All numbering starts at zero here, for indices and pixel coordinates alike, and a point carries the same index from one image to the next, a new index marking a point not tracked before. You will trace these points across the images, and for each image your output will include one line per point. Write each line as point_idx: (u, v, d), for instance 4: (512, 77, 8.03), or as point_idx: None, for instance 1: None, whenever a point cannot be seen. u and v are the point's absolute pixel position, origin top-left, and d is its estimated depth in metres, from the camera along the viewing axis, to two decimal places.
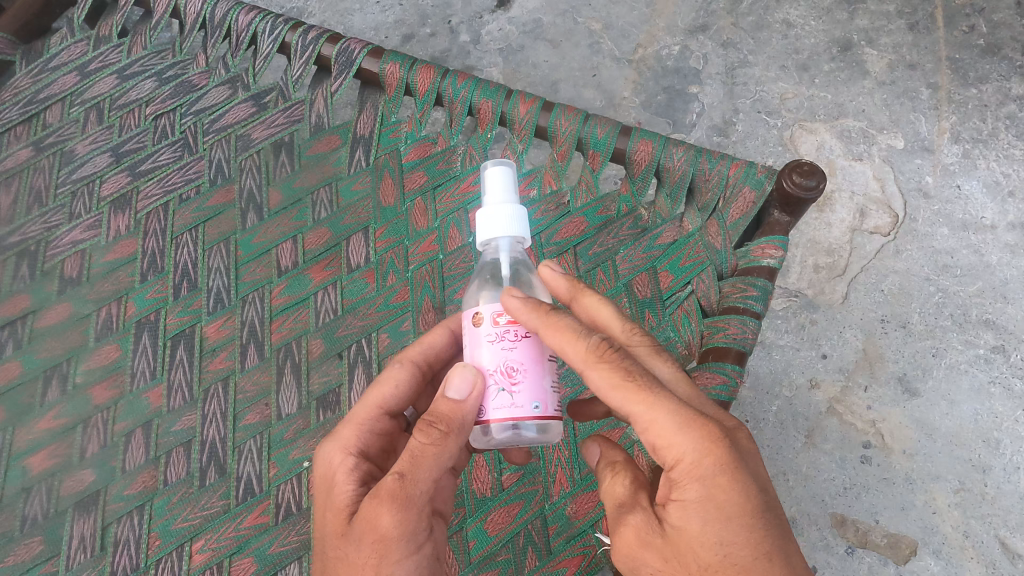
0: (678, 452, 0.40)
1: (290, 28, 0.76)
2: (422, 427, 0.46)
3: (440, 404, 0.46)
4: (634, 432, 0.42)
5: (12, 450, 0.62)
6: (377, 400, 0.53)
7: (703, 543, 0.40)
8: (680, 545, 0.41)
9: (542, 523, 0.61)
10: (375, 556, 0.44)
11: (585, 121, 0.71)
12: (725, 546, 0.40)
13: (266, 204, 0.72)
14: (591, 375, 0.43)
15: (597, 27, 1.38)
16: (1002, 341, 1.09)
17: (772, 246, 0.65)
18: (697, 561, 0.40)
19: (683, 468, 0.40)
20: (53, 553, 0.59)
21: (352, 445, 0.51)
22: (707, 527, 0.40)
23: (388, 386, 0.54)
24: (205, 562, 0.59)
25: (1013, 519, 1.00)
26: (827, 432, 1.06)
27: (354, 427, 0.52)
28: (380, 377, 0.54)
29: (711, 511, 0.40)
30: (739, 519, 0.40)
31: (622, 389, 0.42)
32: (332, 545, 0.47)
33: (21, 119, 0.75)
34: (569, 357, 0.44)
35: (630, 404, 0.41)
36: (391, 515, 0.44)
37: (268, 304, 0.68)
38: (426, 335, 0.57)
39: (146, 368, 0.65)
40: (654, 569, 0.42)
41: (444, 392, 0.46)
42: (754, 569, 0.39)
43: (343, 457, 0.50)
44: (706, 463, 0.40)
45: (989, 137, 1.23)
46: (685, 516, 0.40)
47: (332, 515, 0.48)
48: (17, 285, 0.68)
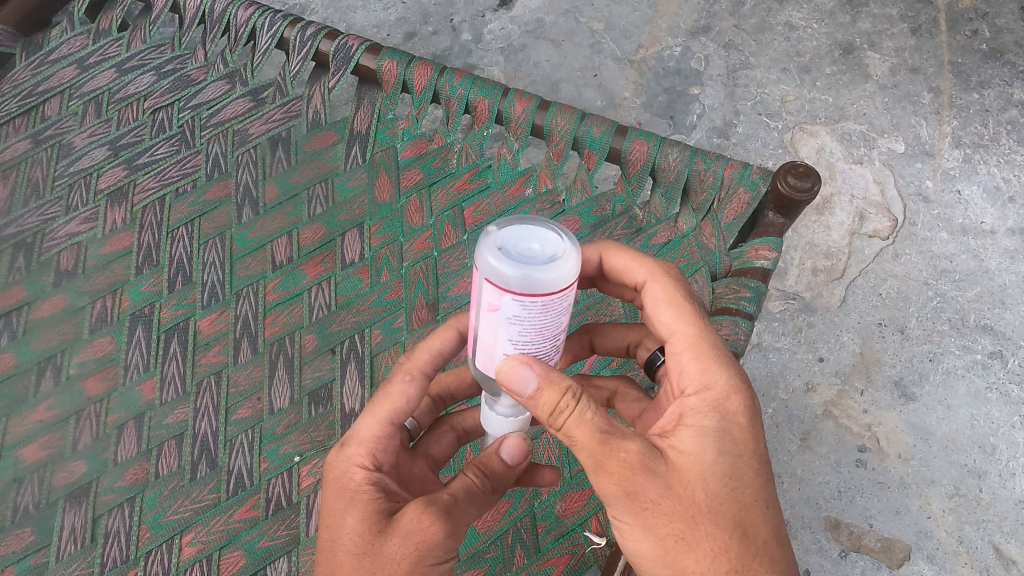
0: (710, 380, 0.46)
1: (289, 23, 0.76)
2: (477, 470, 0.48)
3: (494, 463, 0.48)
4: (674, 350, 0.47)
5: (5, 440, 0.62)
6: (389, 414, 0.48)
7: (712, 469, 0.44)
8: (689, 470, 0.44)
9: (531, 521, 0.61)
10: (415, 558, 0.44)
11: (581, 120, 0.70)
12: (731, 475, 0.44)
13: (262, 199, 0.72)
14: (655, 288, 0.50)
15: (599, 27, 1.38)
16: (999, 346, 1.09)
17: (766, 248, 0.65)
18: (702, 489, 0.43)
19: (713, 395, 0.45)
20: (43, 544, 0.59)
21: (369, 459, 0.47)
22: (720, 452, 0.44)
23: (400, 399, 0.48)
24: (194, 555, 0.59)
25: (1008, 525, 0.99)
26: (823, 435, 1.06)
27: (367, 444, 0.48)
28: (388, 390, 0.49)
29: (724, 442, 0.45)
30: (746, 455, 0.45)
31: (679, 309, 0.48)
32: (359, 549, 0.45)
33: (20, 111, 0.75)
34: (636, 269, 0.51)
35: (683, 323, 0.47)
36: (442, 527, 0.44)
37: (262, 299, 0.68)
38: (435, 340, 0.50)
39: (139, 361, 0.65)
40: (656, 498, 0.43)
41: (501, 451, 0.48)
42: (748, 504, 0.44)
43: (366, 471, 0.47)
44: (731, 400, 0.46)
45: (990, 142, 1.23)
46: (700, 443, 0.44)
47: (358, 521, 0.46)
48: (13, 276, 0.68)
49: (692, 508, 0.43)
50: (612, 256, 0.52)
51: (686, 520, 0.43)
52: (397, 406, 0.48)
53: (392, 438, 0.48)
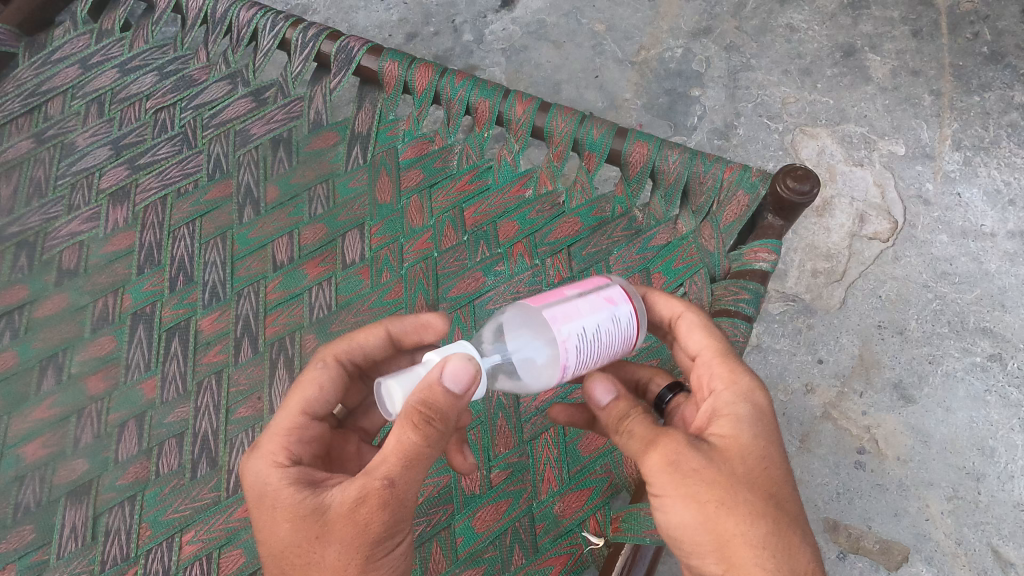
0: (737, 379, 0.49)
1: (291, 24, 0.76)
2: (415, 425, 0.44)
3: (440, 395, 0.44)
4: (703, 363, 0.51)
5: (8, 439, 0.63)
6: (300, 406, 0.52)
7: (747, 446, 0.45)
8: (729, 448, 0.45)
9: (529, 521, 0.61)
10: (361, 555, 0.45)
11: (581, 121, 0.71)
12: (763, 455, 0.45)
13: (263, 199, 0.72)
14: (687, 316, 0.53)
15: (600, 29, 1.38)
16: (999, 349, 1.09)
17: (764, 250, 0.65)
18: (741, 463, 0.44)
19: (742, 387, 0.48)
20: (44, 541, 0.59)
21: (284, 455, 0.49)
22: (755, 434, 0.46)
23: (311, 388, 0.53)
24: (194, 553, 0.59)
25: (1006, 528, 1.00)
26: (822, 437, 1.06)
27: (280, 438, 0.50)
28: (301, 380, 0.54)
29: (757, 426, 0.46)
30: (775, 442, 0.46)
31: (708, 330, 0.52)
32: (299, 554, 0.45)
33: (23, 110, 0.75)
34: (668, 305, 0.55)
35: (711, 339, 0.51)
36: (381, 518, 0.44)
37: (263, 299, 0.68)
38: (356, 335, 0.57)
39: (140, 360, 0.65)
40: (697, 468, 0.44)
41: (444, 381, 0.44)
42: (779, 483, 0.45)
43: (282, 471, 0.48)
44: (758, 396, 0.48)
45: (990, 145, 1.23)
46: (735, 425, 0.46)
47: (290, 526, 0.46)
48: (15, 275, 0.69)
49: (731, 478, 0.44)
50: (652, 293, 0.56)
51: (726, 488, 0.43)
52: (308, 394, 0.53)
53: (306, 428, 0.52)
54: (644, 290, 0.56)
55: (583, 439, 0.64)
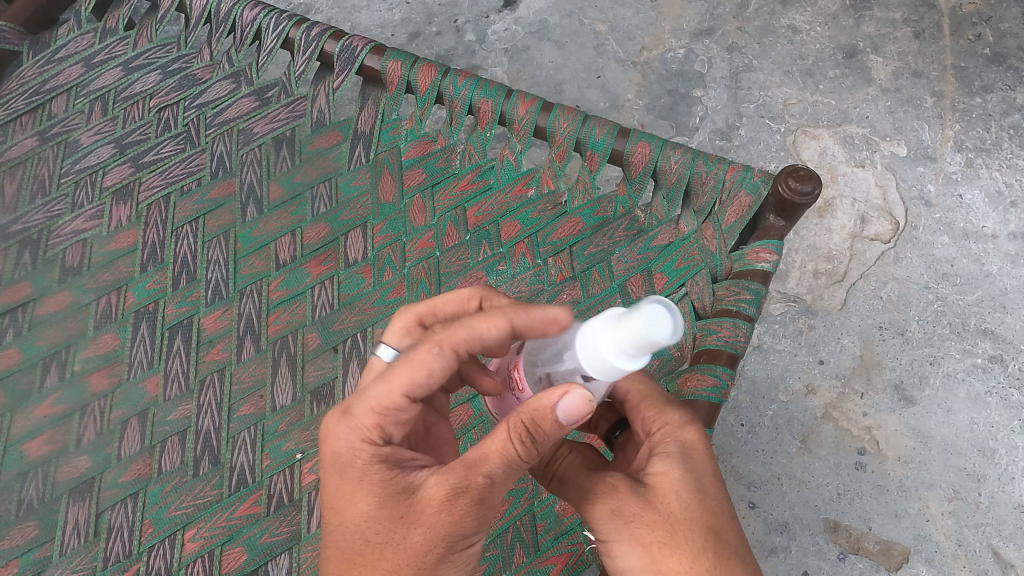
0: (666, 417, 0.49)
1: (294, 24, 0.76)
2: (521, 437, 0.43)
3: (549, 420, 0.42)
4: (632, 403, 0.50)
5: (11, 435, 0.63)
6: (403, 386, 0.48)
7: (680, 484, 0.46)
8: (663, 488, 0.46)
9: (531, 520, 0.61)
10: (443, 545, 0.45)
11: (584, 122, 0.71)
12: (697, 489, 0.46)
13: (266, 198, 0.72)
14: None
15: (603, 29, 1.38)
16: (1000, 350, 1.09)
17: (766, 250, 0.66)
18: (676, 501, 0.45)
19: (671, 426, 0.48)
20: (47, 538, 0.59)
21: (378, 433, 0.48)
22: (687, 470, 0.47)
23: (420, 370, 0.48)
24: (196, 550, 0.60)
25: (1006, 529, 1.00)
26: (823, 438, 1.06)
27: (375, 416, 0.48)
28: (411, 358, 0.48)
29: (689, 462, 0.47)
30: (709, 473, 0.47)
31: (631, 367, 0.51)
32: (381, 533, 0.46)
33: (27, 108, 0.76)
34: None
35: (636, 376, 0.50)
36: (471, 514, 0.45)
37: (265, 297, 0.68)
38: (438, 299, 0.54)
39: (143, 358, 0.66)
40: (636, 513, 0.45)
41: (557, 407, 0.42)
42: (717, 513, 0.46)
43: (376, 449, 0.48)
44: (688, 430, 0.49)
45: (992, 146, 1.23)
46: (668, 465, 0.47)
47: (375, 504, 0.46)
48: (19, 273, 0.69)
49: (669, 519, 0.45)
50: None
51: (665, 527, 0.45)
52: (416, 378, 0.48)
53: (404, 410, 0.48)
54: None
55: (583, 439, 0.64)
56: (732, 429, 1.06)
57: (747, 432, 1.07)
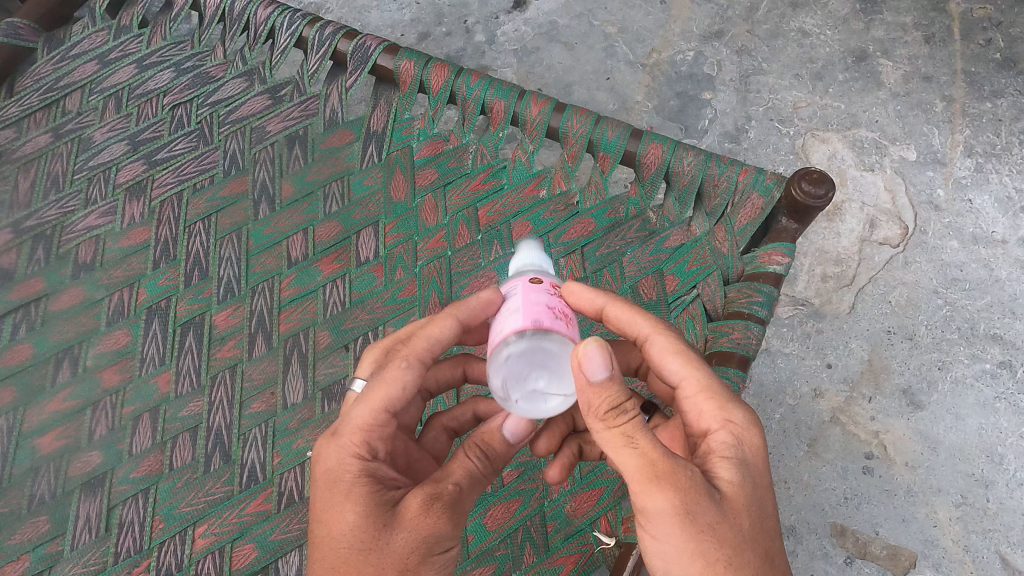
0: (732, 416, 0.47)
1: (308, 23, 0.77)
2: (477, 453, 0.49)
3: (496, 440, 0.50)
4: (686, 394, 0.49)
5: (23, 430, 0.63)
6: (382, 402, 0.48)
7: (750, 497, 0.44)
8: (736, 500, 0.44)
9: (541, 520, 0.61)
10: (420, 553, 0.46)
11: (597, 122, 0.71)
12: (762, 506, 0.45)
13: (278, 196, 0.73)
14: (657, 339, 0.51)
15: (612, 31, 1.38)
16: (1008, 356, 1.09)
17: (779, 253, 0.66)
18: (747, 518, 0.44)
19: (739, 428, 0.46)
20: (58, 533, 0.59)
21: (367, 449, 0.48)
22: (755, 484, 0.45)
23: (394, 387, 0.48)
24: (207, 547, 0.60)
25: (1015, 535, 0.99)
26: (830, 442, 1.06)
27: (364, 432, 0.48)
28: (383, 376, 0.48)
29: (756, 473, 0.45)
30: (770, 491, 0.46)
31: (687, 357, 0.49)
32: (361, 542, 0.45)
33: (41, 105, 0.76)
34: (639, 323, 0.52)
35: (693, 368, 0.49)
36: (447, 521, 0.46)
37: (277, 295, 0.68)
38: (431, 329, 0.51)
39: (155, 354, 0.66)
40: (712, 522, 0.42)
41: (502, 429, 0.50)
42: (773, 536, 0.45)
43: (365, 464, 0.47)
44: (753, 434, 0.46)
45: (1002, 151, 1.22)
46: (740, 474, 0.44)
47: (359, 519, 0.46)
48: (32, 268, 0.69)
49: (739, 535, 0.43)
50: (615, 308, 0.53)
51: (733, 545, 0.42)
52: (392, 395, 0.48)
53: (387, 426, 0.48)
54: (607, 306, 0.53)
55: None
56: None
57: None
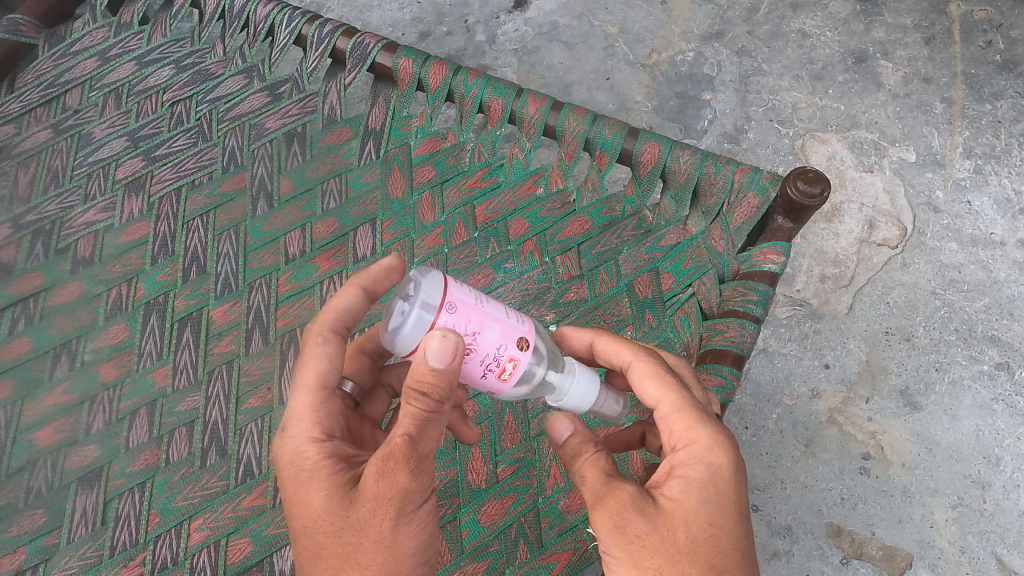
0: (695, 436, 0.47)
1: (307, 20, 0.77)
2: (416, 396, 0.45)
3: (426, 373, 0.44)
4: (661, 414, 0.48)
5: (20, 423, 0.63)
6: (315, 381, 0.49)
7: (698, 516, 0.45)
8: (674, 514, 0.45)
9: (535, 517, 0.62)
10: (393, 512, 0.46)
11: (594, 121, 0.71)
12: (711, 523, 0.45)
13: (276, 192, 0.73)
14: (638, 366, 0.50)
15: (613, 31, 1.38)
16: (1006, 358, 1.09)
17: (774, 252, 0.66)
18: (684, 531, 0.45)
19: (698, 449, 0.46)
20: (55, 526, 0.60)
21: (318, 430, 0.48)
22: (704, 501, 0.45)
23: (321, 362, 0.49)
24: (202, 541, 0.60)
25: (1011, 536, 0.99)
26: (827, 442, 1.06)
27: (306, 417, 0.49)
28: (305, 359, 0.50)
29: (709, 492, 0.46)
30: (730, 507, 0.46)
31: (663, 379, 0.49)
32: (333, 523, 0.46)
33: (42, 101, 0.76)
34: (622, 349, 0.52)
35: (667, 392, 0.48)
36: (405, 474, 0.45)
37: (274, 291, 0.69)
38: (333, 301, 0.51)
39: (152, 349, 0.66)
40: (639, 534, 0.44)
41: (427, 360, 0.44)
42: (725, 551, 0.45)
43: (314, 446, 0.48)
44: (716, 453, 0.46)
45: (1001, 153, 1.22)
46: (686, 489, 0.45)
47: (325, 497, 0.47)
48: (31, 263, 0.69)
49: (673, 547, 0.44)
50: (601, 340, 0.53)
51: (665, 555, 0.44)
52: (320, 370, 0.49)
53: (328, 402, 0.49)
54: (594, 339, 0.54)
55: None
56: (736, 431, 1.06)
57: (751, 435, 1.07)
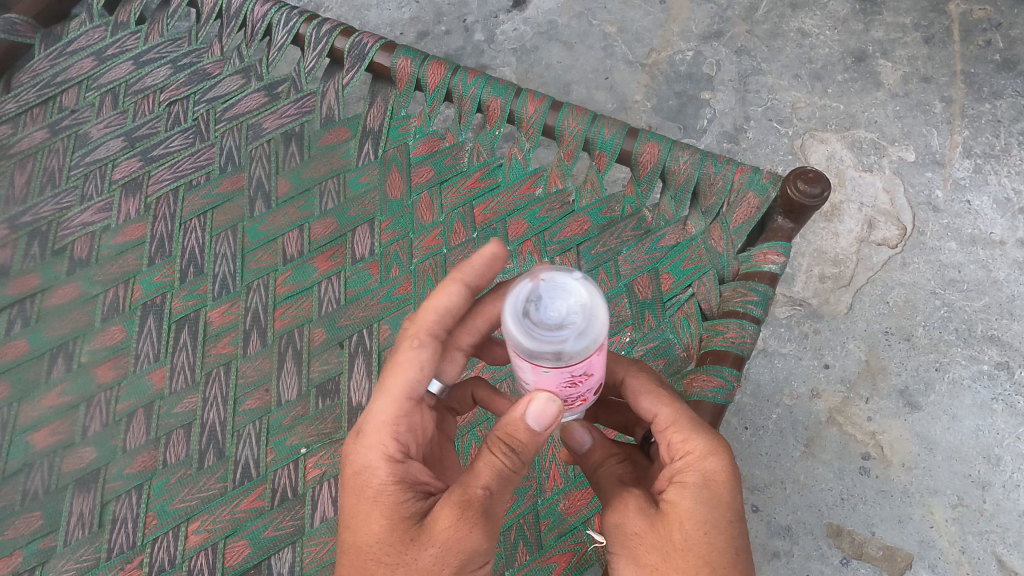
0: (690, 445, 0.47)
1: (305, 20, 0.76)
2: (504, 450, 0.45)
3: (521, 431, 0.44)
4: (658, 428, 0.49)
5: (17, 425, 0.63)
6: (403, 392, 0.48)
7: (693, 517, 0.45)
8: (669, 514, 0.45)
9: (534, 518, 0.61)
10: (455, 566, 0.45)
11: (593, 121, 0.71)
12: (705, 524, 0.45)
13: (274, 193, 0.72)
14: (631, 381, 0.52)
15: (612, 30, 1.38)
16: (1006, 357, 1.09)
17: (774, 252, 0.66)
18: (678, 530, 0.45)
19: (691, 455, 0.47)
20: (52, 529, 0.59)
21: (394, 448, 0.48)
22: (699, 503, 0.45)
23: (411, 371, 0.49)
24: (199, 543, 0.60)
25: (1011, 536, 0.99)
26: (827, 442, 1.06)
27: (389, 429, 0.48)
28: (396, 360, 0.49)
29: (703, 493, 0.45)
30: (725, 509, 0.45)
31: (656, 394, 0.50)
32: (390, 555, 0.46)
33: (38, 101, 0.76)
34: (614, 367, 0.53)
35: (659, 404, 0.50)
36: (478, 532, 0.45)
37: (272, 292, 0.68)
38: (436, 298, 0.50)
39: (149, 351, 0.66)
40: (636, 532, 0.46)
41: (525, 419, 0.44)
42: (720, 553, 0.44)
43: (391, 467, 0.47)
44: (711, 460, 0.46)
45: (1001, 153, 1.22)
46: (681, 492, 0.45)
47: (388, 523, 0.47)
48: (28, 264, 0.69)
49: (669, 547, 0.45)
50: None
51: (660, 554, 0.45)
52: (410, 379, 0.48)
53: (410, 419, 0.49)
54: None
55: None
56: (735, 431, 1.06)
57: (751, 435, 1.07)
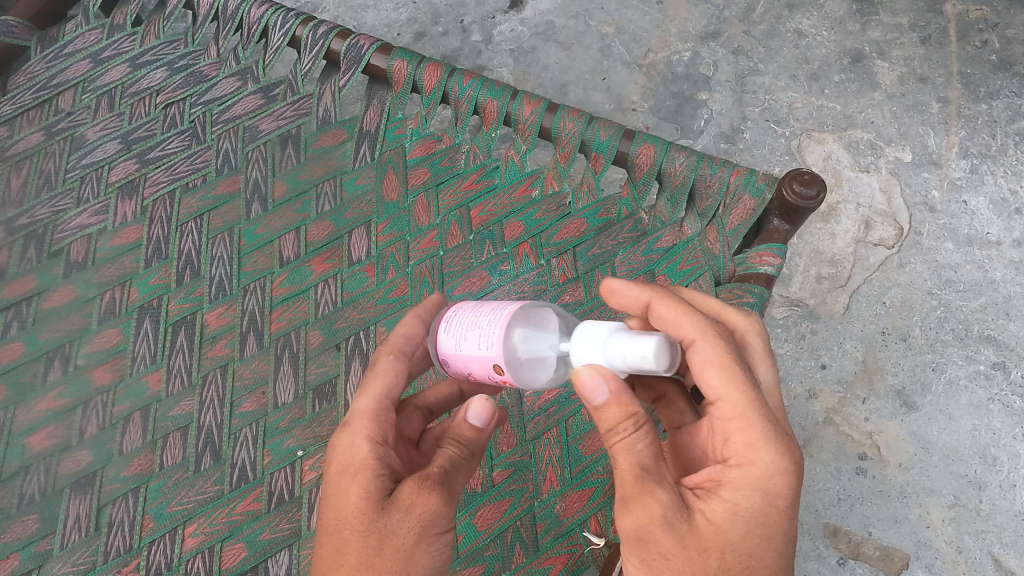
0: (754, 459, 0.47)
1: (301, 22, 0.76)
2: (456, 441, 0.48)
3: (466, 430, 0.48)
4: (720, 414, 0.48)
5: (12, 429, 0.63)
6: (383, 389, 0.50)
7: (739, 544, 0.46)
8: (713, 536, 0.46)
9: (531, 520, 0.61)
10: (418, 529, 0.45)
11: (589, 123, 0.71)
12: (747, 552, 0.47)
13: (270, 195, 0.72)
14: (702, 347, 0.49)
15: (609, 31, 1.38)
16: (1002, 357, 1.09)
17: (769, 254, 0.66)
18: (718, 557, 0.46)
19: (755, 473, 0.47)
20: (48, 532, 0.59)
21: (375, 431, 0.49)
22: (748, 530, 0.47)
23: (389, 375, 0.51)
24: (196, 546, 0.60)
25: (1007, 536, 1.00)
26: (824, 442, 1.06)
27: (368, 418, 0.49)
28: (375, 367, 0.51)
29: (755, 521, 0.47)
30: (770, 537, 0.47)
31: (728, 372, 0.48)
32: (362, 523, 0.46)
33: (33, 103, 0.76)
34: (686, 326, 0.50)
35: (734, 388, 0.47)
36: (437, 499, 0.46)
37: (268, 294, 0.68)
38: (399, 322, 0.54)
39: (146, 353, 0.66)
40: (670, 545, 0.46)
41: (467, 418, 0.49)
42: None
43: (371, 446, 0.48)
44: (772, 481, 0.47)
45: (997, 153, 1.22)
46: (732, 517, 0.46)
47: (361, 495, 0.47)
48: (24, 266, 0.69)
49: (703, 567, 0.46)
50: (662, 304, 0.52)
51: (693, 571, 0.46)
52: (389, 382, 0.51)
53: (389, 413, 0.50)
54: (652, 300, 0.53)
55: (584, 440, 0.64)
56: None
57: None
